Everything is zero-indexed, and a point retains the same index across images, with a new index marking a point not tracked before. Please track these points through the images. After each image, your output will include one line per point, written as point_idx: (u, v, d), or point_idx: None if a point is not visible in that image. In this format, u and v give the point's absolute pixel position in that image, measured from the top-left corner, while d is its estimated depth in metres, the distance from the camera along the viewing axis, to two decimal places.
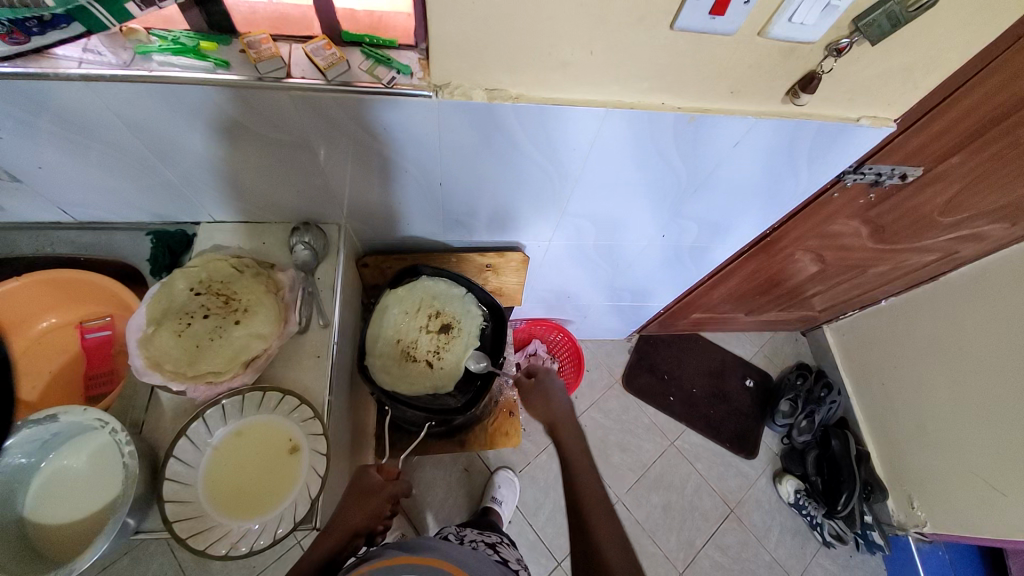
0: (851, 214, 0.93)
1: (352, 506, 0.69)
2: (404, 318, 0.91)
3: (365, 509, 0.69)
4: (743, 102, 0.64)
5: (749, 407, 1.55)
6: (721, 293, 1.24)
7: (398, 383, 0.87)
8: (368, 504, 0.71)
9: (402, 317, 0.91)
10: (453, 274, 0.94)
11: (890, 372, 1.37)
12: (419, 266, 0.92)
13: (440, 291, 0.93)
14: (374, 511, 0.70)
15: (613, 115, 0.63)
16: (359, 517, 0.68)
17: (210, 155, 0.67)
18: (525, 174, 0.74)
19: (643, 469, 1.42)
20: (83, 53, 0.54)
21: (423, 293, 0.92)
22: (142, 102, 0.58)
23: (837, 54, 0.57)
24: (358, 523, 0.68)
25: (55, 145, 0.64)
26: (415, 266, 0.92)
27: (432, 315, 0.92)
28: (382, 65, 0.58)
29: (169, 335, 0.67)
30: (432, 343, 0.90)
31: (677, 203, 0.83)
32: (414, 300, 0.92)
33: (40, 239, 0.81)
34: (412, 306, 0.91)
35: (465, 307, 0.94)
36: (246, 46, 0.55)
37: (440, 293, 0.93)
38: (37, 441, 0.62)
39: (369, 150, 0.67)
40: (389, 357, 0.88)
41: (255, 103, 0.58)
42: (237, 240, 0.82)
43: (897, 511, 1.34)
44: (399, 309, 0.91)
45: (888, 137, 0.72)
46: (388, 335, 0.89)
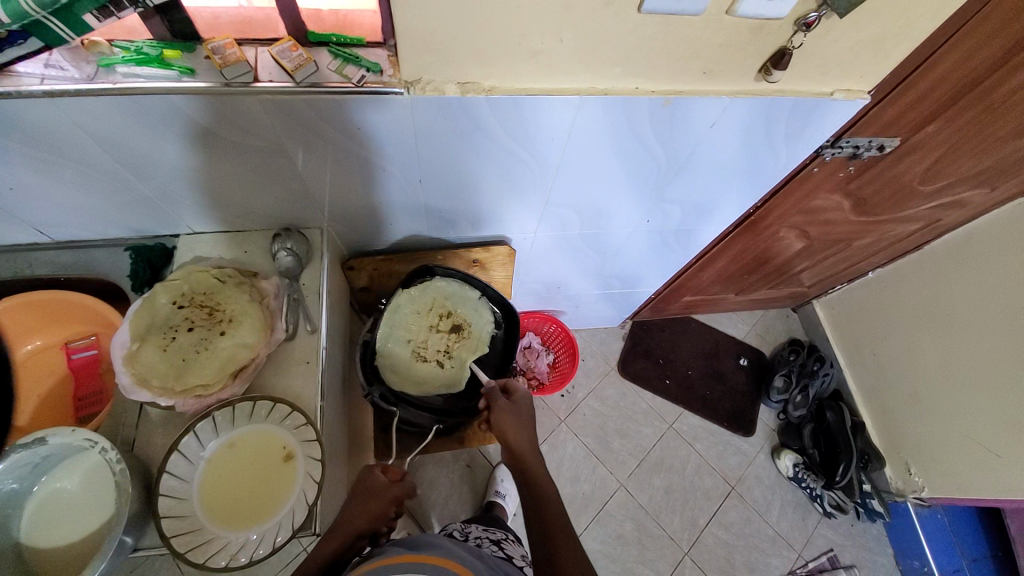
0: (832, 188, 0.93)
1: (355, 508, 0.69)
2: (416, 320, 0.91)
3: (368, 511, 0.69)
4: (716, 82, 0.64)
5: (744, 385, 1.56)
6: (711, 275, 1.24)
7: (407, 383, 0.89)
8: (372, 506, 0.70)
9: (413, 317, 0.91)
10: (467, 277, 0.94)
11: (880, 343, 1.38)
12: (432, 267, 0.91)
13: (453, 291, 0.93)
14: (378, 513, 0.69)
15: (589, 102, 0.63)
16: (362, 520, 0.67)
17: (184, 166, 0.66)
18: (506, 166, 0.74)
19: (644, 454, 1.43)
20: (44, 69, 0.53)
21: (435, 294, 0.92)
22: (108, 116, 0.56)
23: (806, 28, 0.56)
24: (362, 524, 0.67)
25: (23, 164, 0.62)
26: (428, 266, 0.92)
27: (444, 319, 0.92)
28: (351, 63, 0.57)
29: (154, 351, 0.67)
30: (443, 347, 0.91)
31: (659, 187, 0.83)
32: (426, 300, 0.92)
33: (17, 262, 0.79)
34: (426, 309, 0.92)
35: (476, 309, 0.94)
36: (210, 52, 0.54)
37: (453, 295, 0.93)
38: (27, 466, 0.61)
39: (347, 152, 0.67)
40: (400, 357, 0.89)
41: (224, 109, 0.57)
42: (219, 250, 0.82)
43: (895, 478, 1.36)
44: (411, 310, 0.91)
45: (863, 109, 0.72)
46: (399, 335, 0.90)
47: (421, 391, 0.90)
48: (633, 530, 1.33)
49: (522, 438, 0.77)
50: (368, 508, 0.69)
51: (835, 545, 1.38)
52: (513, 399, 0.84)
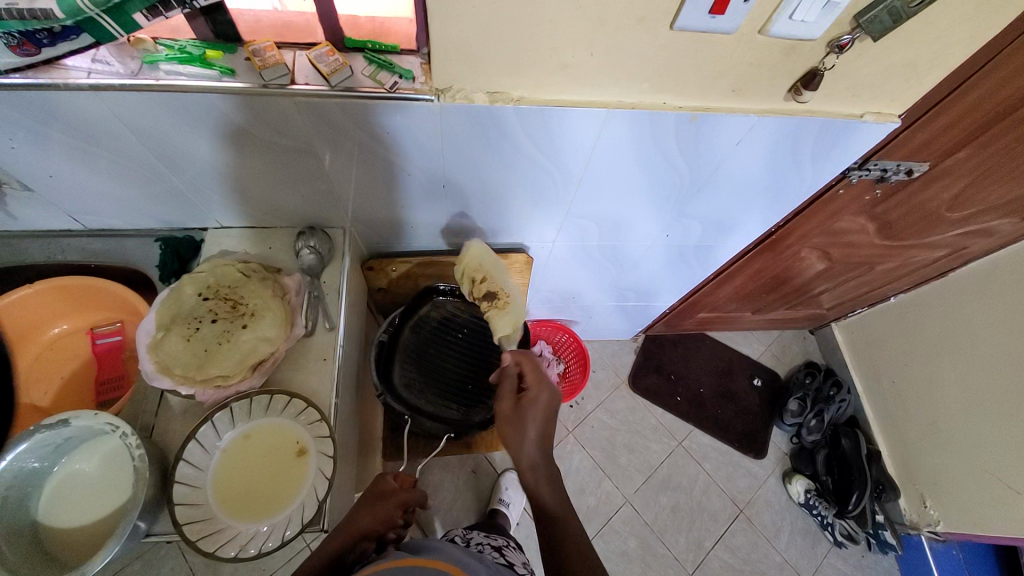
0: (857, 211, 0.92)
1: (363, 509, 0.69)
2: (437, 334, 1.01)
3: (375, 513, 0.69)
4: (744, 100, 0.64)
5: (757, 406, 1.54)
6: (728, 292, 1.23)
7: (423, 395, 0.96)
8: (380, 509, 0.71)
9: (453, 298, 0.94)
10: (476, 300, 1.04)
11: (899, 371, 1.35)
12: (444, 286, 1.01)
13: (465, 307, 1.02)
14: (383, 516, 0.70)
15: (616, 114, 0.63)
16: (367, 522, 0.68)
17: (217, 161, 0.68)
18: (528, 175, 0.74)
19: (651, 470, 1.41)
20: (92, 64, 0.56)
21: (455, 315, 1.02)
22: (150, 110, 0.58)
23: (839, 50, 0.56)
24: (366, 523, 0.67)
25: (65, 154, 0.65)
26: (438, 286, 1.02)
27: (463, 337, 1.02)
28: (384, 70, 0.59)
29: (178, 340, 0.68)
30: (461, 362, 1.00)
31: (681, 201, 0.83)
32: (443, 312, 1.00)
33: (50, 247, 0.82)
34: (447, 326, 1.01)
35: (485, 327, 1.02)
36: (251, 53, 0.56)
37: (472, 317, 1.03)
38: (49, 447, 0.62)
39: (374, 155, 0.68)
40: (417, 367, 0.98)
41: (259, 109, 0.59)
42: (243, 245, 0.83)
43: (909, 510, 1.32)
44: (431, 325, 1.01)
45: (892, 132, 0.72)
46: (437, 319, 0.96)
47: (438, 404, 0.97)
48: (636, 547, 1.31)
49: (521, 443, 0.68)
50: (376, 508, 0.70)
51: None
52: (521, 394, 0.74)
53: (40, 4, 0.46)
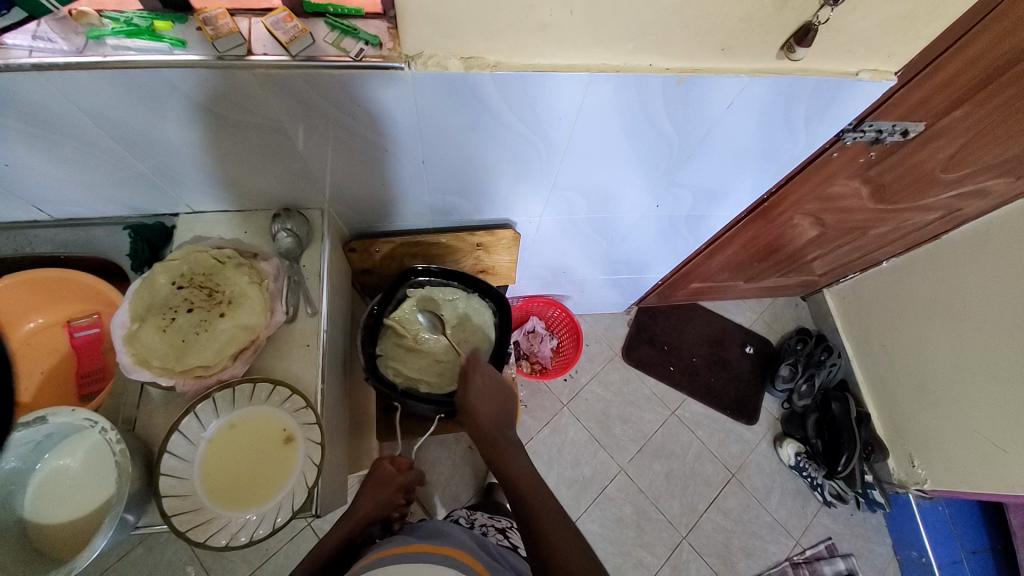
0: (851, 174, 0.90)
1: (365, 496, 0.73)
2: (418, 310, 0.90)
3: (378, 499, 0.73)
4: (735, 60, 0.61)
5: (749, 373, 1.55)
6: (720, 261, 1.21)
7: (409, 377, 0.86)
8: (381, 495, 0.74)
9: (416, 303, 0.90)
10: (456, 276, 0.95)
11: (890, 335, 1.36)
12: (415, 267, 0.91)
13: (439, 290, 0.91)
14: (386, 503, 0.73)
15: (599, 79, 0.59)
16: (370, 507, 0.72)
17: (181, 143, 0.64)
18: (510, 147, 0.71)
19: (645, 440, 1.43)
20: (33, 41, 0.51)
21: (436, 289, 0.91)
22: (100, 91, 0.54)
23: (833, 3, 0.53)
24: (369, 508, 0.72)
25: (15, 141, 0.61)
26: (410, 269, 0.92)
27: (447, 310, 0.90)
28: (349, 36, 0.54)
29: (154, 331, 0.66)
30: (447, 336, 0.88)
31: (669, 170, 0.80)
32: (420, 298, 0.90)
33: (17, 240, 0.79)
34: (430, 303, 0.91)
35: (470, 305, 0.92)
36: (201, 22, 0.52)
37: (454, 290, 0.92)
38: (30, 444, 0.62)
39: (347, 131, 0.64)
40: (400, 347, 0.87)
41: (219, 84, 0.55)
42: (219, 230, 0.80)
43: (897, 469, 1.36)
44: (412, 300, 0.90)
45: (888, 92, 0.69)
46: (401, 317, 0.88)
47: (427, 383, 0.87)
48: (632, 513, 1.34)
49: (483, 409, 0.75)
50: (377, 496, 0.73)
51: (834, 533, 1.39)
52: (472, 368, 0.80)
53: None
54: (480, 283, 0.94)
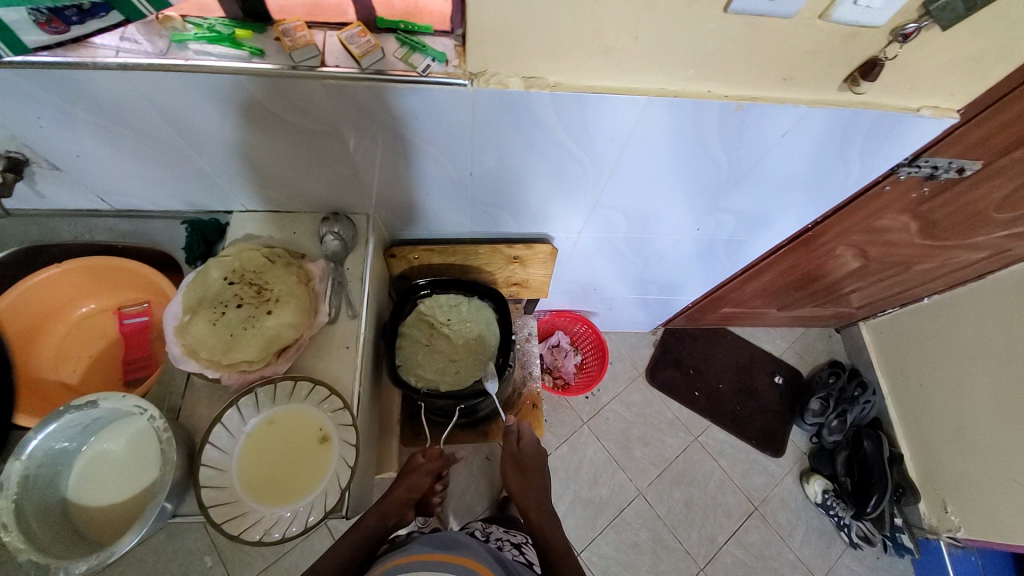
0: (901, 209, 0.88)
1: (398, 484, 0.79)
2: (425, 319, 0.93)
3: (408, 485, 0.79)
4: (797, 91, 0.61)
5: (777, 404, 1.51)
6: (754, 288, 1.20)
7: (427, 378, 0.87)
8: (413, 481, 0.80)
9: (422, 314, 0.93)
10: (458, 284, 0.95)
11: (928, 374, 1.31)
12: (415, 284, 0.92)
13: (443, 301, 0.95)
14: (415, 486, 0.79)
15: (656, 104, 0.60)
16: (403, 492, 0.77)
17: (243, 144, 0.67)
18: (558, 164, 0.72)
19: (665, 464, 1.40)
20: (120, 42, 0.54)
21: (440, 301, 0.94)
22: (177, 91, 0.57)
23: (902, 40, 0.52)
24: (402, 493, 0.77)
25: (94, 134, 0.64)
26: (412, 285, 0.93)
27: (453, 317, 0.94)
28: (417, 51, 0.56)
29: (204, 324, 0.69)
30: (456, 338, 0.92)
31: (715, 195, 0.80)
32: (425, 312, 0.93)
33: (79, 226, 0.82)
34: (435, 313, 0.93)
35: (475, 309, 0.95)
36: (281, 34, 0.53)
37: (456, 297, 0.95)
38: (79, 426, 0.63)
39: (402, 140, 0.66)
40: (417, 354, 0.89)
41: (288, 91, 0.57)
42: (268, 230, 0.82)
43: (929, 514, 1.30)
44: (419, 314, 0.93)
45: (948, 129, 0.67)
46: (408, 329, 0.91)
47: (446, 382, 0.88)
48: (648, 540, 1.31)
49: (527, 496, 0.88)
50: (408, 483, 0.79)
51: None
52: (521, 443, 0.96)
53: None
54: (478, 286, 0.96)
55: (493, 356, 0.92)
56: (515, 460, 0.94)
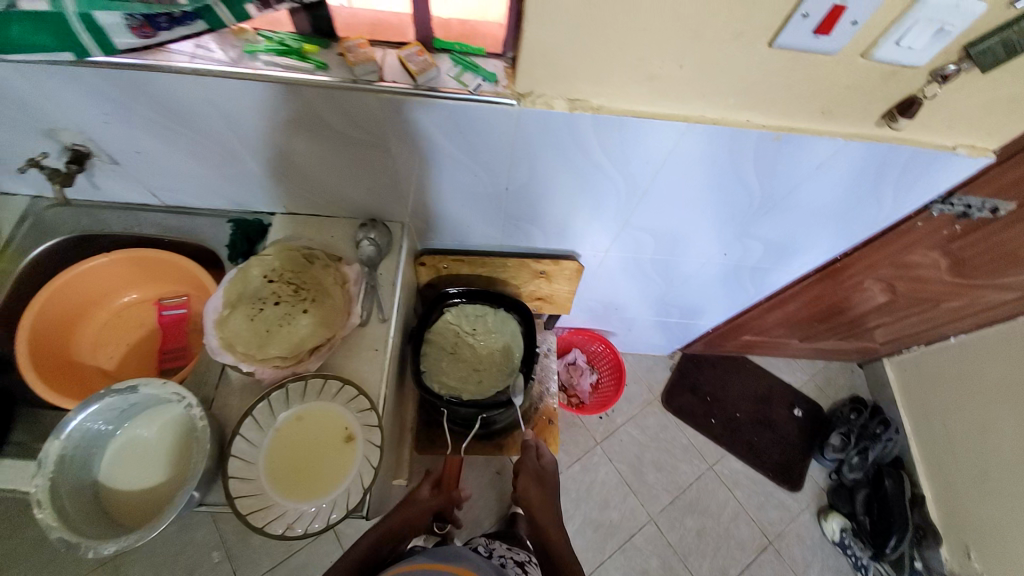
0: (931, 245, 0.88)
1: (396, 511, 0.79)
2: (452, 328, 0.95)
3: (405, 515, 0.78)
4: (834, 124, 0.62)
5: (795, 437, 1.48)
6: (777, 317, 1.19)
7: (450, 385, 0.89)
8: (409, 512, 0.79)
9: (449, 322, 0.95)
10: (485, 295, 0.97)
11: (952, 415, 1.28)
12: (444, 293, 0.95)
13: (470, 311, 0.97)
14: (409, 518, 0.79)
15: (695, 130, 0.62)
16: (396, 521, 0.77)
17: (294, 149, 0.70)
18: (592, 183, 0.73)
19: (678, 491, 1.38)
20: (195, 49, 0.58)
21: (466, 311, 0.96)
22: (241, 98, 0.61)
23: (942, 80, 0.54)
24: (394, 524, 0.77)
25: (157, 132, 0.68)
26: (440, 294, 0.95)
27: (478, 327, 0.96)
28: (469, 71, 0.59)
29: (242, 318, 0.71)
30: (480, 349, 0.94)
31: (745, 223, 0.81)
32: (452, 321, 0.95)
33: (129, 219, 0.86)
34: (461, 323, 0.95)
35: (500, 321, 0.97)
36: (345, 49, 0.58)
37: (482, 307, 0.97)
38: (116, 410, 0.65)
39: (445, 152, 0.69)
40: (442, 362, 0.91)
41: (344, 103, 0.60)
42: (307, 232, 0.85)
43: (950, 560, 1.25)
44: (446, 322, 0.95)
45: (983, 168, 0.68)
46: (436, 337, 0.93)
47: (468, 391, 0.90)
48: (658, 567, 1.28)
49: (546, 515, 0.88)
50: (404, 512, 0.79)
51: None
52: (542, 462, 0.97)
53: None
54: (504, 298, 0.97)
55: (517, 367, 0.93)
56: (535, 475, 0.94)
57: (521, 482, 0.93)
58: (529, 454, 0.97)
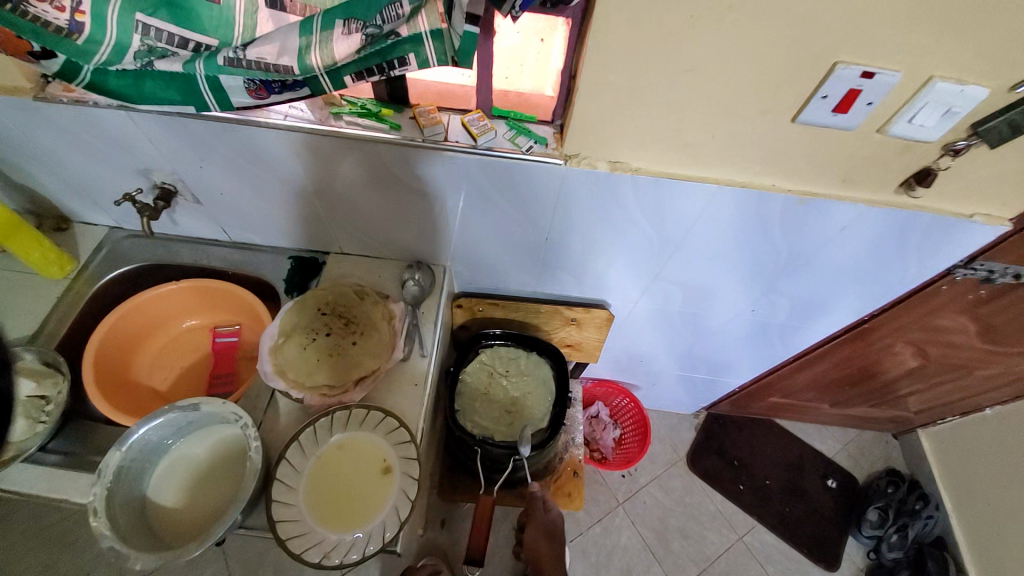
0: (959, 310, 0.89)
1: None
2: (487, 368, 0.99)
3: None
4: (854, 190, 0.67)
5: (830, 510, 1.40)
6: (806, 378, 1.18)
7: (482, 426, 0.92)
8: None
9: (483, 364, 1.00)
10: (520, 339, 1.01)
11: (997, 493, 1.21)
12: (480, 336, 1.00)
13: (504, 354, 1.01)
14: None
15: (725, 191, 0.68)
16: None
17: (358, 197, 0.79)
18: (627, 237, 0.79)
19: (706, 563, 1.30)
20: (289, 109, 0.68)
21: (501, 353, 1.01)
22: (323, 151, 0.70)
23: (954, 154, 0.59)
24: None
25: (242, 177, 0.78)
26: (477, 337, 1.01)
27: (511, 369, 0.99)
28: (523, 134, 0.67)
29: (296, 346, 0.77)
30: (513, 390, 0.97)
31: (770, 279, 0.84)
32: (487, 363, 1.00)
33: (199, 252, 0.95)
34: (495, 364, 1.00)
35: (534, 363, 1.00)
36: (417, 114, 0.67)
37: (515, 350, 1.01)
38: (174, 426, 0.69)
39: (494, 203, 0.76)
40: (476, 402, 0.95)
41: (411, 159, 0.69)
42: (358, 271, 0.92)
43: None
44: (481, 363, 1.00)
45: (1004, 235, 0.71)
46: (471, 377, 0.98)
47: (500, 432, 0.92)
48: None
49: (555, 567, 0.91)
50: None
51: None
52: (549, 512, 0.95)
53: (284, 61, 0.54)
54: (537, 342, 1.01)
55: (548, 411, 0.95)
56: (543, 523, 0.93)
57: (531, 536, 0.92)
58: (537, 504, 0.95)
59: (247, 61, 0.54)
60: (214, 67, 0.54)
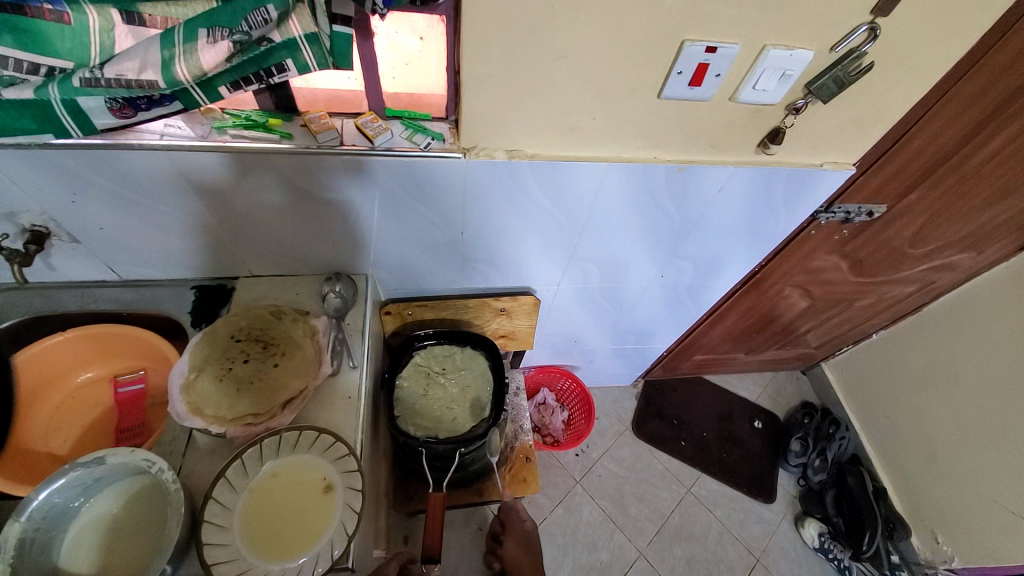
0: (830, 249, 1.03)
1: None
2: (423, 370, 0.99)
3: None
4: (723, 155, 0.76)
5: (761, 449, 1.55)
6: (721, 332, 1.30)
7: (425, 426, 0.92)
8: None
9: (419, 366, 1.00)
10: (453, 336, 1.03)
11: (892, 406, 1.40)
12: (412, 339, 1.00)
13: (439, 353, 1.02)
14: None
15: (616, 167, 0.73)
16: None
17: (259, 214, 0.76)
18: (538, 222, 0.83)
19: (662, 520, 1.38)
20: (165, 128, 0.64)
21: (435, 353, 1.02)
22: (210, 169, 0.67)
23: (796, 112, 0.69)
24: None
25: (122, 207, 0.72)
26: (409, 340, 1.00)
27: (448, 366, 1.01)
28: (419, 132, 0.69)
29: (211, 380, 0.71)
30: (452, 387, 0.98)
31: (672, 245, 0.92)
32: (422, 365, 1.00)
33: (84, 296, 0.85)
34: (431, 364, 1.00)
35: (470, 357, 1.02)
36: (308, 121, 0.65)
37: (449, 347, 1.03)
38: (80, 486, 0.63)
39: (403, 204, 0.76)
40: (416, 405, 0.94)
41: (309, 168, 0.68)
42: (273, 292, 0.88)
43: (922, 548, 1.30)
44: (416, 366, 1.00)
45: (850, 178, 0.84)
46: (408, 382, 0.97)
47: (444, 430, 0.93)
48: None
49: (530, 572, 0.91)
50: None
51: None
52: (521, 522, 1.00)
53: (147, 76, 0.51)
54: (470, 336, 1.03)
55: (490, 400, 0.97)
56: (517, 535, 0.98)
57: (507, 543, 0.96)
58: (512, 517, 1.01)
59: (107, 79, 0.50)
60: (70, 89, 0.51)
